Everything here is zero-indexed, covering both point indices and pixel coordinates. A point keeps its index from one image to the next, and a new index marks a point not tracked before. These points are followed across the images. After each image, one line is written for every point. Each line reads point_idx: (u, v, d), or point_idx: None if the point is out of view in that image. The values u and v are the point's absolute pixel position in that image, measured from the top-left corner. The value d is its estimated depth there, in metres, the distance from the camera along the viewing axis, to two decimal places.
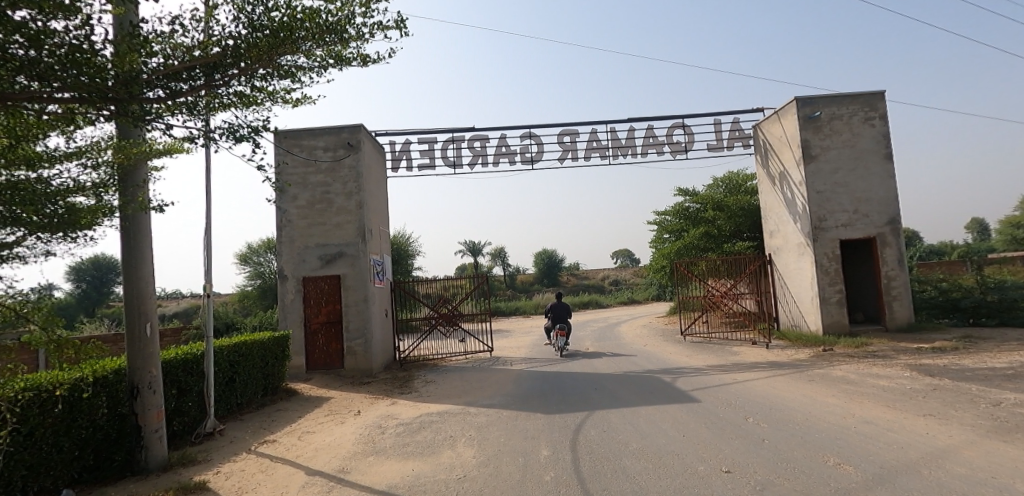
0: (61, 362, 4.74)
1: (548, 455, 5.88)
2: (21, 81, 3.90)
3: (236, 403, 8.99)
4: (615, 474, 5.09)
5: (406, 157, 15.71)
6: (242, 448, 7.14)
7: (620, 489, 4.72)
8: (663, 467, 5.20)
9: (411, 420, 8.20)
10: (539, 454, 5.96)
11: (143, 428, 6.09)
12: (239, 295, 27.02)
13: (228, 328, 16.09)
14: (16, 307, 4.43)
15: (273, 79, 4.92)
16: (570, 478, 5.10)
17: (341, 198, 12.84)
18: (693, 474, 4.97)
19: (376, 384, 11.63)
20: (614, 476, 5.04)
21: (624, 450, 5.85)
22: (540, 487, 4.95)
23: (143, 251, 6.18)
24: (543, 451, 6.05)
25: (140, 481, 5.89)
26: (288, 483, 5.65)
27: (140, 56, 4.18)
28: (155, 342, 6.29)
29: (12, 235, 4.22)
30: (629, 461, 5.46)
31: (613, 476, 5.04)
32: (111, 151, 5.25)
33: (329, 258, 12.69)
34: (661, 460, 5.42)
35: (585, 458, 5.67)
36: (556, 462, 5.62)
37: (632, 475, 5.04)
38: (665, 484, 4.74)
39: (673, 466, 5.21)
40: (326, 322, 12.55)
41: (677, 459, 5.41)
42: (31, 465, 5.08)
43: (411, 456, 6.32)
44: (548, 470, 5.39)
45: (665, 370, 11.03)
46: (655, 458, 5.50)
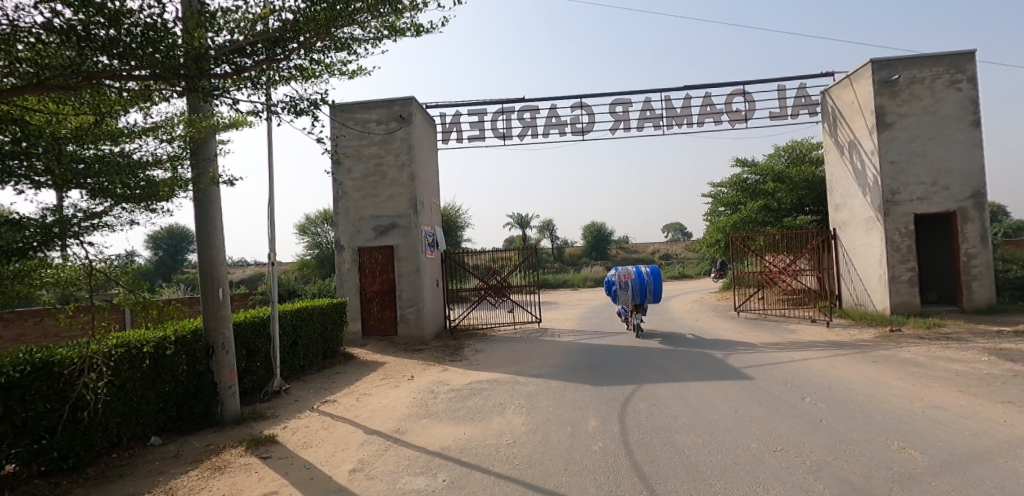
0: (146, 321, 5.21)
1: (596, 426, 5.95)
2: (101, 59, 4.15)
3: (298, 365, 9.55)
4: (665, 447, 5.12)
5: (456, 129, 15.83)
6: (305, 406, 7.62)
7: (670, 461, 4.76)
8: (715, 443, 5.18)
9: (461, 387, 8.46)
10: (587, 425, 6.05)
11: (218, 384, 6.60)
12: (299, 264, 28.27)
13: (289, 295, 16.95)
14: (107, 271, 4.74)
15: (330, 52, 5.06)
16: (618, 449, 5.16)
17: (394, 170, 13.12)
18: (746, 451, 4.93)
19: (428, 352, 11.99)
20: (663, 449, 5.08)
21: (674, 424, 5.86)
22: (587, 456, 5.03)
23: (213, 221, 6.55)
24: (591, 421, 6.13)
25: (216, 432, 6.39)
26: (348, 441, 5.96)
27: (206, 32, 4.39)
28: (226, 306, 6.74)
29: (101, 205, 4.53)
30: (680, 434, 5.49)
31: (663, 450, 5.06)
32: (184, 126, 5.56)
33: (383, 229, 13.05)
34: (711, 435, 5.41)
35: (634, 430, 5.72)
36: (604, 433, 5.69)
37: (682, 449, 5.06)
38: (717, 459, 4.74)
39: (726, 442, 5.19)
40: (380, 290, 13.00)
41: (730, 436, 5.37)
42: (124, 414, 5.57)
43: (462, 421, 6.54)
44: (596, 440, 5.46)
45: (718, 347, 10.84)
46: (705, 433, 5.49)
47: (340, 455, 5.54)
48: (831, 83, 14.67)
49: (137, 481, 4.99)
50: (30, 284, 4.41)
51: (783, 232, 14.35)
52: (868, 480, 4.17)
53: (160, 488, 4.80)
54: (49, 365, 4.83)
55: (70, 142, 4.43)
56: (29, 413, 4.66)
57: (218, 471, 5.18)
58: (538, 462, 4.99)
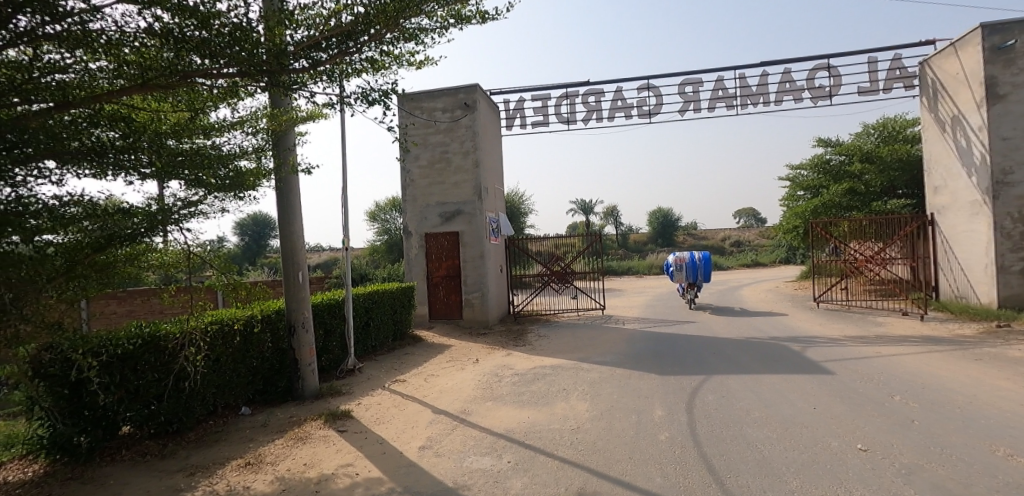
0: (236, 301, 5.67)
1: (663, 416, 5.90)
2: (194, 59, 4.50)
3: (371, 345, 10.03)
4: (736, 441, 5.01)
5: (520, 115, 15.88)
6: (377, 385, 8.02)
7: (739, 455, 4.65)
8: (788, 439, 5.00)
9: (525, 371, 8.60)
10: (652, 414, 6.00)
11: (299, 361, 7.07)
12: (369, 249, 29.45)
13: (361, 279, 17.75)
14: (202, 255, 5.19)
15: (399, 43, 5.23)
16: (686, 440, 5.10)
17: (459, 157, 13.35)
18: (825, 449, 4.74)
19: (492, 336, 12.24)
20: (734, 442, 4.97)
21: (744, 417, 5.70)
22: (654, 446, 5.01)
23: (293, 208, 6.97)
24: (657, 411, 6.08)
25: (298, 405, 6.86)
26: (418, 419, 6.23)
27: (284, 29, 4.67)
28: (306, 288, 7.17)
29: (196, 195, 4.92)
30: (751, 428, 5.33)
31: (734, 443, 4.96)
32: (266, 120, 5.92)
33: (449, 216, 13.36)
34: (787, 431, 5.23)
35: (703, 421, 5.62)
36: (671, 423, 5.63)
37: (754, 444, 4.93)
38: (793, 456, 4.59)
39: (802, 439, 5.00)
40: (446, 275, 13.36)
41: (806, 432, 5.17)
42: (218, 386, 6.08)
43: (527, 405, 6.67)
44: (663, 430, 5.42)
45: (793, 339, 10.37)
46: (780, 428, 5.31)
47: (411, 432, 5.81)
48: (932, 53, 13.49)
49: (230, 446, 5.46)
50: (141, 267, 4.88)
51: (886, 214, 13.15)
52: (966, 488, 3.91)
53: (250, 454, 5.23)
54: (155, 339, 5.35)
55: (169, 137, 4.84)
56: (139, 381, 5.20)
57: (300, 441, 5.57)
58: (603, 449, 5.03)
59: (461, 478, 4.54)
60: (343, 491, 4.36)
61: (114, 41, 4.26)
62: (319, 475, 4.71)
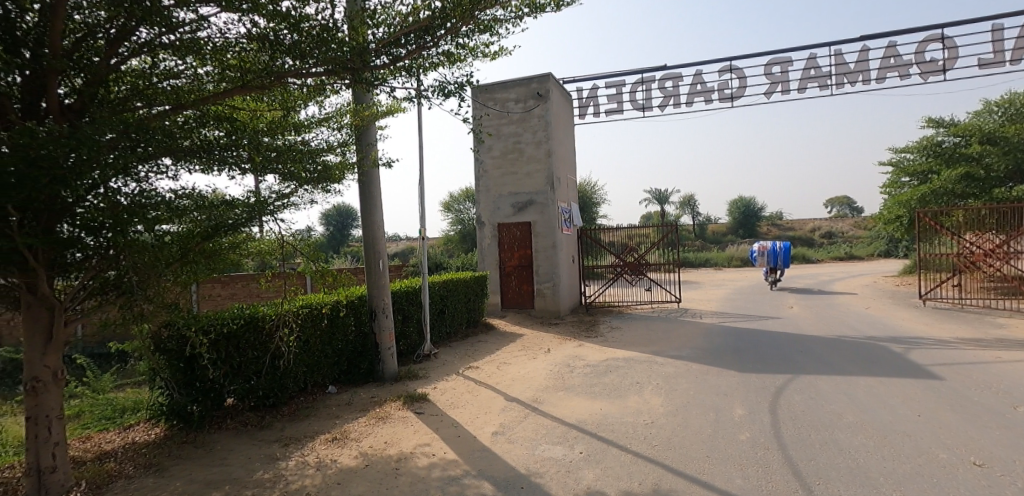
0: (324, 287, 6.07)
1: (743, 415, 5.70)
2: (287, 60, 4.82)
3: (445, 332, 10.37)
4: (826, 446, 4.77)
5: (593, 103, 15.69)
6: (452, 370, 8.30)
7: (830, 462, 4.42)
8: (888, 447, 4.69)
9: (597, 363, 8.58)
10: (732, 412, 5.81)
11: (379, 345, 7.46)
12: (443, 239, 30.26)
13: (436, 268, 18.31)
14: (293, 243, 5.58)
15: (474, 35, 5.34)
16: (769, 442, 4.92)
17: (532, 147, 13.41)
18: (931, 461, 4.40)
19: (564, 326, 12.27)
20: (823, 447, 4.74)
21: (836, 421, 5.39)
22: (734, 446, 4.87)
23: (373, 199, 7.32)
24: (737, 410, 5.89)
25: (379, 386, 7.24)
26: (491, 406, 6.41)
27: (366, 29, 4.91)
28: (385, 275, 7.52)
29: (288, 188, 5.26)
30: (843, 434, 5.04)
31: (824, 448, 4.72)
32: (350, 116, 6.25)
33: (521, 206, 13.48)
34: (885, 438, 4.90)
35: (788, 423, 5.39)
36: (753, 423, 5.44)
37: (847, 450, 4.67)
38: (893, 466, 4.31)
39: (904, 448, 4.68)
40: (518, 265, 13.52)
41: (907, 441, 4.82)
42: (308, 365, 6.54)
43: (599, 397, 6.67)
44: (744, 430, 5.25)
45: (891, 339, 9.64)
46: (876, 435, 4.99)
47: (484, 418, 5.99)
48: None
49: (319, 421, 5.88)
50: (242, 253, 5.33)
51: (1018, 205, 11.63)
52: None
53: (336, 430, 5.60)
54: (254, 320, 5.83)
55: (266, 134, 5.22)
56: (241, 358, 5.70)
57: (381, 421, 5.89)
58: (679, 445, 4.95)
59: (534, 465, 4.64)
60: (422, 469, 4.59)
61: (218, 47, 4.66)
62: (399, 453, 4.97)
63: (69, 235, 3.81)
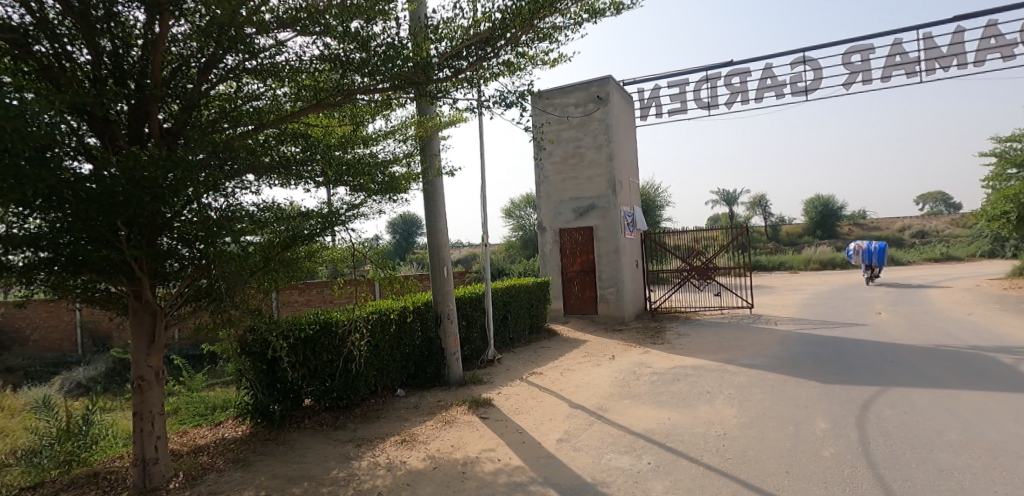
0: (392, 293, 6.29)
1: (826, 430, 5.40)
2: (356, 78, 5.06)
3: (509, 337, 10.48)
4: (923, 466, 4.44)
5: (655, 104, 15.40)
6: (516, 376, 8.38)
7: (929, 484, 4.12)
8: (996, 470, 4.30)
9: (665, 370, 8.39)
10: (814, 426, 5.52)
11: (444, 350, 7.65)
12: (505, 245, 30.55)
13: (499, 274, 18.53)
14: (362, 252, 5.83)
15: (534, 43, 5.41)
16: (857, 459, 4.64)
17: (593, 151, 13.33)
18: None
19: (628, 333, 12.08)
20: (919, 467, 4.41)
21: (933, 439, 5.00)
22: (818, 462, 4.63)
23: (437, 208, 7.54)
24: (820, 423, 5.59)
25: (445, 391, 7.42)
26: (555, 413, 6.42)
27: (429, 44, 5.10)
28: (450, 282, 7.70)
29: (358, 198, 5.51)
30: (943, 454, 4.66)
31: (920, 468, 4.39)
32: (415, 128, 6.48)
33: (582, 211, 13.42)
34: (992, 460, 4.50)
35: (878, 440, 5.05)
36: (837, 438, 5.15)
37: (948, 471, 4.32)
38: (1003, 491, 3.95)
39: (1014, 471, 4.28)
40: (580, 271, 13.46)
41: (1019, 464, 4.40)
42: (378, 368, 6.80)
43: (667, 405, 6.53)
44: (828, 445, 4.98)
45: (997, 349, 8.80)
46: (981, 456, 4.59)
47: (549, 424, 6.01)
48: None
49: (389, 424, 6.10)
50: (316, 262, 5.63)
51: None
52: None
53: (405, 432, 5.80)
54: (328, 325, 6.14)
55: (337, 149, 5.50)
56: (317, 361, 6.01)
57: (448, 424, 6.04)
58: (756, 459, 4.77)
59: (600, 474, 4.60)
60: (488, 474, 4.66)
61: (294, 69, 4.97)
62: (465, 457, 5.08)
63: (168, 247, 4.20)
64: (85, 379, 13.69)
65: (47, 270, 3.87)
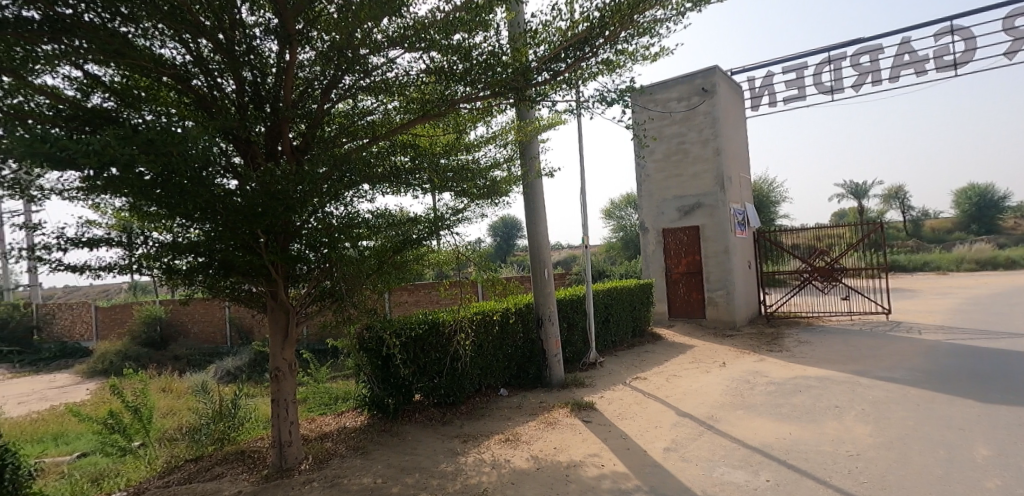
0: (494, 295, 6.49)
1: (986, 457, 4.77)
2: (459, 88, 5.30)
3: (611, 340, 10.37)
4: None
5: (768, 92, 14.47)
6: (619, 380, 8.28)
7: None
8: None
9: (783, 381, 7.85)
10: (971, 453, 4.89)
11: (546, 352, 7.75)
12: (606, 246, 30.09)
13: (600, 276, 18.36)
14: (466, 254, 6.06)
15: (634, 39, 5.35)
16: None
17: (697, 146, 12.80)
18: None
19: (740, 338, 11.44)
20: None
21: None
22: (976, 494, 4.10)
23: (537, 210, 7.65)
24: (979, 450, 4.94)
25: (546, 392, 7.51)
26: (661, 420, 6.26)
27: (527, 49, 5.23)
28: (550, 284, 7.79)
29: (462, 203, 5.77)
30: None
31: None
32: (514, 132, 6.65)
33: (687, 210, 12.94)
34: None
35: None
36: (1000, 468, 4.52)
37: None
38: None
39: None
40: (686, 272, 12.98)
41: None
42: (482, 367, 7.06)
43: (786, 419, 6.11)
44: (989, 476, 4.39)
45: None
46: None
47: (655, 432, 5.88)
48: None
49: (493, 422, 6.31)
50: (424, 264, 5.97)
51: None
52: None
53: (508, 431, 5.96)
54: (436, 325, 6.48)
55: (442, 156, 5.79)
56: (426, 358, 6.36)
57: (551, 426, 6.12)
58: (896, 485, 4.33)
59: (712, 488, 4.43)
60: (592, 479, 4.67)
61: (403, 83, 5.32)
62: (569, 460, 5.12)
63: (298, 252, 4.65)
64: (233, 368, 15.50)
65: (203, 273, 4.52)
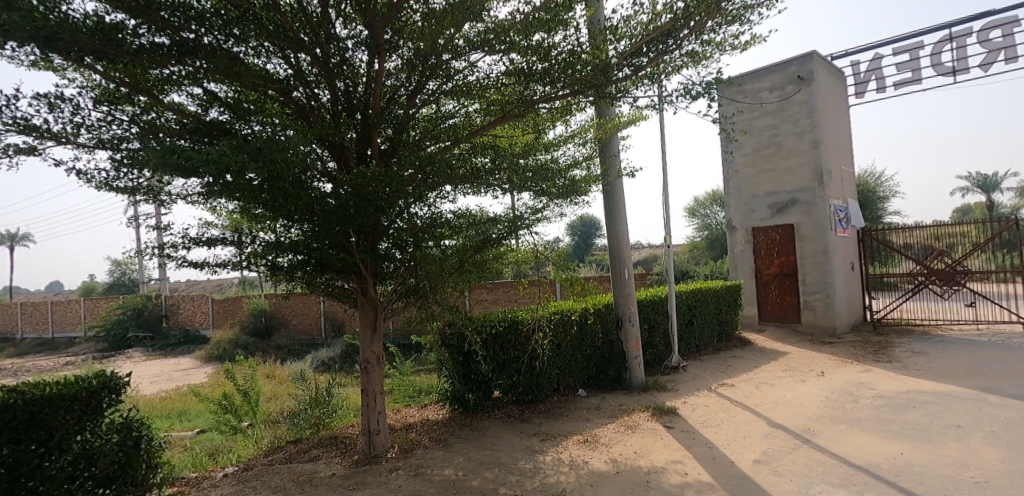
0: (573, 294, 6.48)
1: None
2: (538, 88, 5.35)
3: (694, 344, 10.02)
4: None
5: (875, 77, 13.34)
6: (703, 385, 7.99)
7: None
8: None
9: (892, 394, 7.22)
10: None
11: (626, 353, 7.65)
12: (689, 245, 29.02)
13: (683, 276, 17.76)
14: (543, 253, 6.08)
15: (722, 28, 5.14)
16: None
17: (792, 139, 12.04)
18: None
19: (840, 346, 10.64)
20: None
21: None
22: None
23: (617, 208, 7.56)
24: None
25: (627, 394, 7.40)
26: (751, 430, 5.98)
27: (608, 45, 5.17)
28: (631, 284, 7.66)
29: (540, 203, 5.83)
30: None
31: None
32: (594, 130, 6.60)
33: (780, 207, 12.22)
34: None
35: None
36: None
37: None
38: None
39: None
40: (778, 273, 12.26)
41: None
42: (561, 367, 7.08)
43: (895, 437, 5.63)
44: None
45: None
46: None
47: (743, 442, 5.63)
48: None
49: (572, 422, 6.32)
50: (503, 262, 6.09)
51: None
52: None
53: (588, 433, 5.94)
54: (515, 323, 6.58)
55: (521, 156, 5.86)
56: (505, 356, 6.49)
57: (631, 429, 6.03)
58: None
59: None
60: (675, 487, 4.57)
61: (484, 86, 5.47)
62: (650, 466, 5.03)
63: (385, 251, 4.92)
64: (327, 358, 16.56)
65: (302, 269, 4.89)
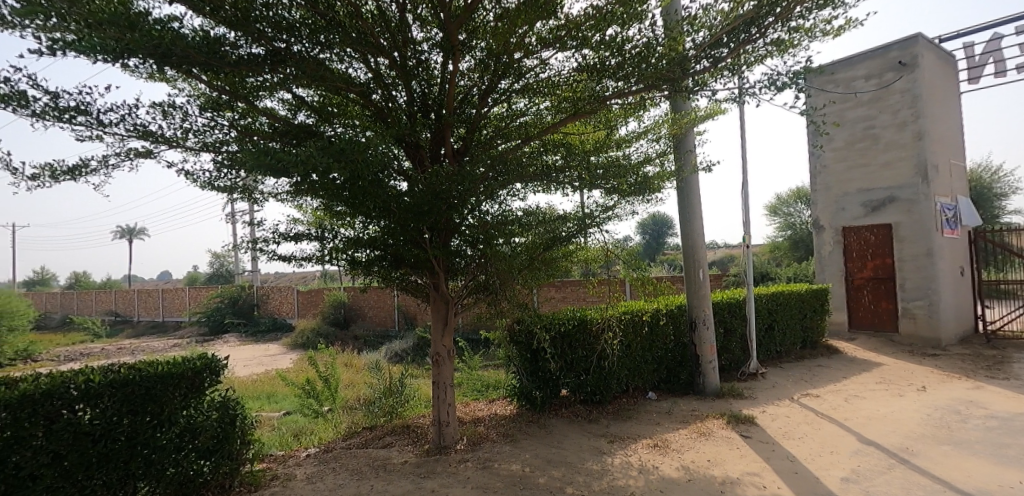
0: (644, 294, 6.31)
1: None
2: (610, 83, 5.26)
3: (775, 351, 9.50)
4: None
5: (993, 59, 12.03)
6: (784, 394, 7.56)
7: None
8: None
9: (1007, 415, 6.49)
10: None
11: (699, 357, 7.39)
12: (771, 245, 27.51)
13: (763, 278, 16.87)
14: (613, 252, 5.98)
15: (812, 13, 4.83)
16: None
17: (892, 131, 11.10)
18: None
19: (945, 359, 9.70)
20: None
21: None
22: None
23: (692, 206, 7.30)
24: None
25: (700, 400, 7.15)
26: (838, 446, 5.59)
27: (685, 37, 4.99)
28: (706, 285, 7.39)
29: (611, 201, 5.75)
30: None
31: None
32: (668, 126, 6.40)
33: (876, 205, 11.32)
34: None
35: None
36: None
37: None
38: None
39: None
40: (872, 277, 11.37)
41: None
42: (630, 369, 6.95)
43: (1011, 463, 5.06)
44: None
45: None
46: None
47: (829, 458, 5.28)
48: None
49: (641, 425, 6.19)
50: (572, 261, 6.05)
51: None
52: None
53: (658, 437, 5.80)
54: (584, 322, 6.53)
55: (592, 153, 5.79)
56: (574, 355, 6.47)
57: (704, 437, 5.83)
58: None
59: None
60: None
61: (555, 83, 5.47)
62: (724, 476, 4.83)
63: (457, 247, 5.03)
64: (401, 350, 17.20)
65: (379, 264, 5.11)
